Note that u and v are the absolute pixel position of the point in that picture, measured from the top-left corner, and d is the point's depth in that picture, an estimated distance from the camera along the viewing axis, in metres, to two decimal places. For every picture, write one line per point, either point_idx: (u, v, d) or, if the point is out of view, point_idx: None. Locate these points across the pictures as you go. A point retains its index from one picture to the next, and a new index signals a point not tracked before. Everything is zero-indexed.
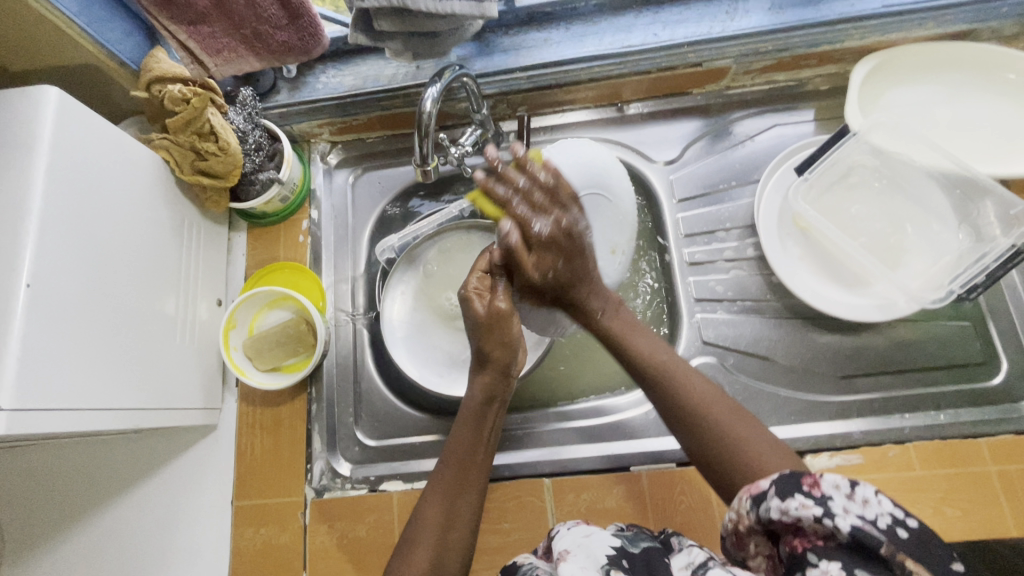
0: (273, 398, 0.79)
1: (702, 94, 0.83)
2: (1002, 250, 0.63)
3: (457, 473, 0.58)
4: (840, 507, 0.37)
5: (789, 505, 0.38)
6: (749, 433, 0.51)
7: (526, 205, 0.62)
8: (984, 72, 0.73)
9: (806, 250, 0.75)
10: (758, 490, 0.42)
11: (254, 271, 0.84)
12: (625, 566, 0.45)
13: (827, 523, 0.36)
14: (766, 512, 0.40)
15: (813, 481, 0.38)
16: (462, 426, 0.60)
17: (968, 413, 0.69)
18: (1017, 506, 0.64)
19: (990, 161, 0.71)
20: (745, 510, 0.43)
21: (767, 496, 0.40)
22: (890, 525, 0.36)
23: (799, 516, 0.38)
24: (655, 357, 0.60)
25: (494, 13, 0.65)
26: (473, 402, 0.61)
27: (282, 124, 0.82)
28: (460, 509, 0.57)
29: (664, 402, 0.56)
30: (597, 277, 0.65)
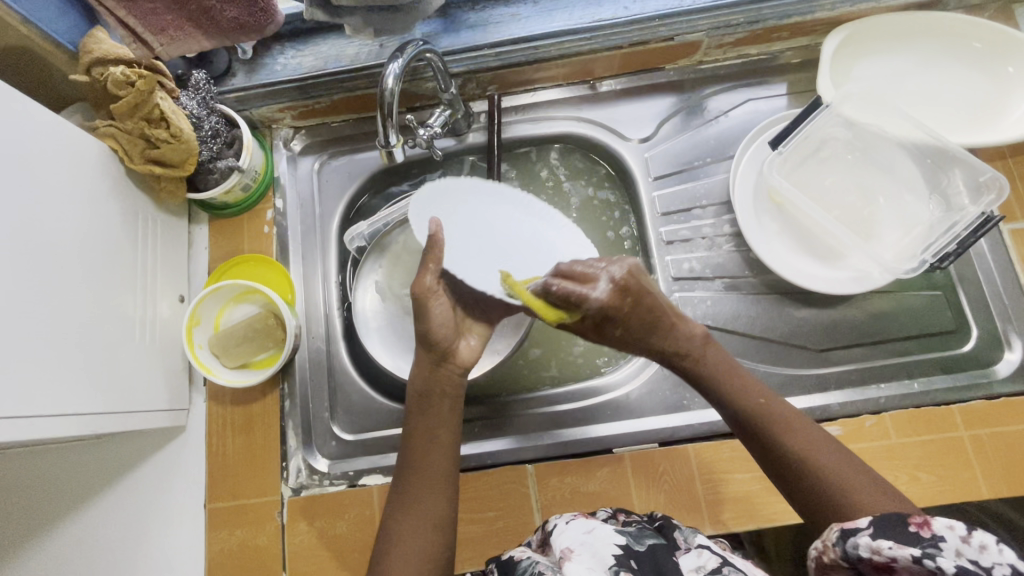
0: (243, 396, 0.75)
1: (674, 70, 0.82)
2: (971, 219, 0.64)
3: (420, 474, 0.57)
4: (948, 551, 0.36)
5: (883, 544, 0.39)
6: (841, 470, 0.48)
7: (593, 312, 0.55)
8: (952, 42, 0.73)
9: (782, 225, 0.75)
10: (850, 524, 0.41)
11: (219, 265, 0.80)
12: (631, 567, 0.47)
13: (928, 563, 0.36)
14: (855, 548, 0.40)
15: (920, 523, 0.38)
16: (414, 413, 0.60)
17: (939, 380, 0.70)
18: (992, 469, 0.65)
19: (957, 132, 0.71)
20: (831, 542, 0.42)
21: (859, 531, 0.40)
22: None
23: (895, 556, 0.38)
24: (733, 378, 0.57)
25: None
26: (414, 391, 0.60)
27: (241, 109, 0.78)
28: (426, 505, 0.56)
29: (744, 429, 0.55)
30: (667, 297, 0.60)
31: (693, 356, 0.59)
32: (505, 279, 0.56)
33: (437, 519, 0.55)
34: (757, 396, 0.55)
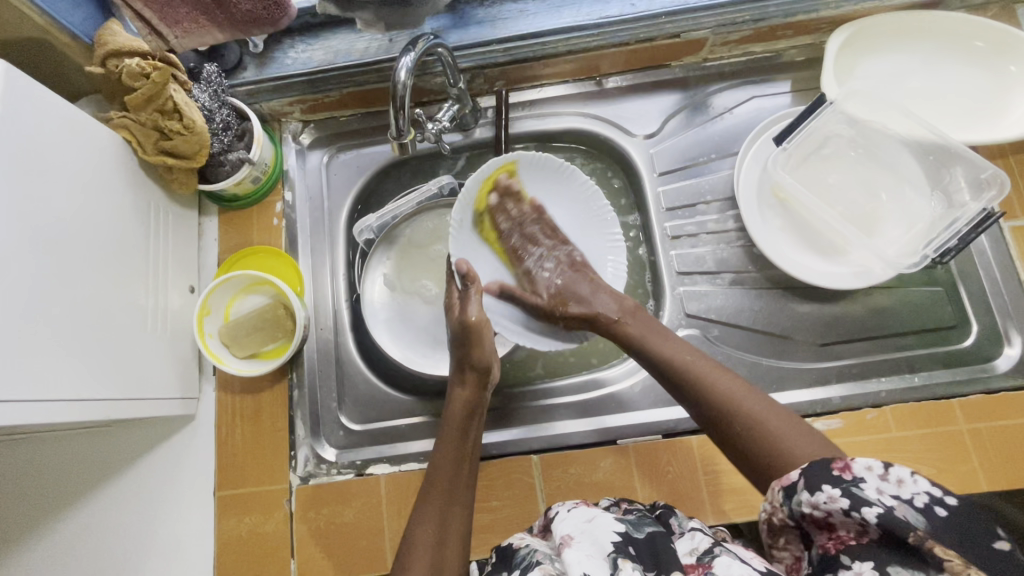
0: (253, 386, 0.76)
1: (680, 67, 0.83)
2: (973, 215, 0.65)
3: (446, 486, 0.60)
4: (871, 492, 0.40)
5: (819, 498, 0.41)
6: (774, 424, 0.53)
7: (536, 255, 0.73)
8: (955, 41, 0.74)
9: (785, 220, 0.76)
10: (790, 482, 0.45)
11: (228, 257, 0.81)
12: (632, 555, 0.48)
13: (856, 514, 0.39)
14: (799, 505, 0.43)
15: (843, 466, 0.42)
16: (446, 436, 0.63)
17: (939, 374, 0.71)
18: (991, 461, 0.66)
19: (959, 129, 0.72)
20: (778, 502, 0.46)
21: (799, 490, 0.43)
22: (924, 505, 0.38)
23: (829, 509, 0.41)
24: (677, 357, 0.62)
25: None
26: (455, 414, 0.64)
27: (251, 102, 0.79)
28: (453, 520, 0.58)
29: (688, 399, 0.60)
30: (603, 290, 0.69)
31: (622, 324, 0.67)
32: (512, 166, 0.70)
33: (462, 533, 0.57)
34: (680, 354, 0.62)
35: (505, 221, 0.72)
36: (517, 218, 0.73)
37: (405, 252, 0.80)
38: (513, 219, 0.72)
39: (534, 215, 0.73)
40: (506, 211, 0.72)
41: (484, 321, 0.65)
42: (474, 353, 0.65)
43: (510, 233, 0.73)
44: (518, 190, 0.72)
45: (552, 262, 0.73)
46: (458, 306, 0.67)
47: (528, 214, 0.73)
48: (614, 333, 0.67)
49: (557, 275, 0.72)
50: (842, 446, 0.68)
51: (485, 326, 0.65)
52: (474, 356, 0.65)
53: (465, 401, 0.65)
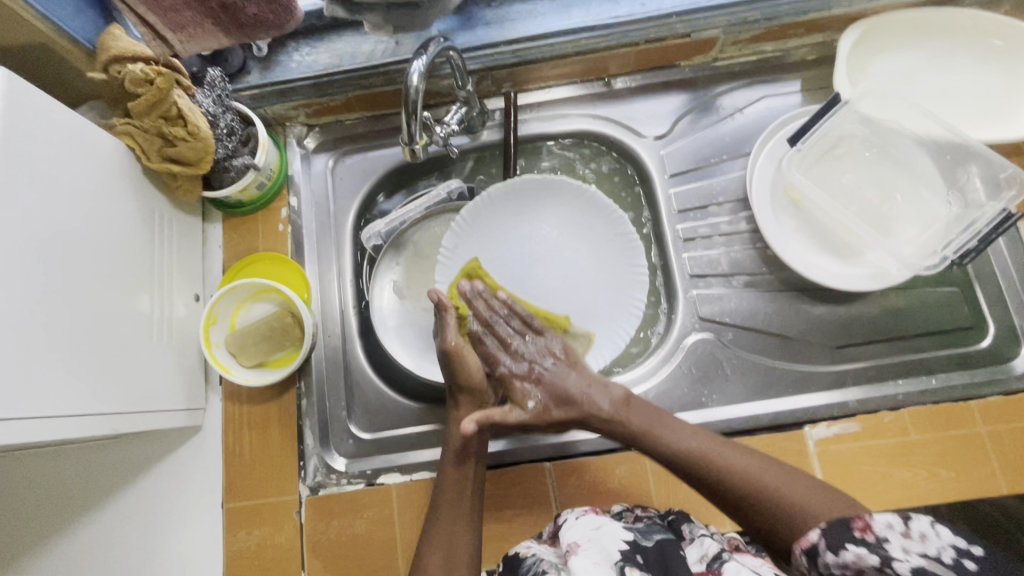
0: (260, 395, 0.75)
1: (689, 66, 0.82)
2: (993, 215, 0.63)
3: (452, 507, 0.61)
4: (896, 550, 0.40)
5: (845, 557, 0.42)
6: (799, 497, 0.52)
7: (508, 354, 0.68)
8: (969, 38, 0.73)
9: (799, 221, 0.75)
10: (811, 544, 0.46)
11: (233, 263, 0.80)
12: (639, 562, 0.50)
13: (887, 570, 0.40)
14: (825, 565, 0.44)
15: (863, 524, 0.42)
16: (447, 459, 0.64)
17: (958, 376, 0.70)
18: (1010, 464, 0.66)
19: (975, 127, 0.71)
20: (804, 566, 0.47)
21: (822, 550, 0.44)
22: (952, 559, 0.38)
23: (858, 564, 0.41)
24: (684, 448, 0.59)
25: None
26: (455, 437, 0.65)
27: (254, 107, 0.78)
28: (458, 539, 0.59)
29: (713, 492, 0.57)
30: (586, 373, 0.66)
31: (619, 420, 0.63)
32: (475, 269, 0.71)
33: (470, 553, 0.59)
34: (685, 442, 0.59)
35: (475, 320, 0.69)
36: (486, 316, 0.69)
37: (414, 256, 0.78)
38: (484, 317, 0.69)
39: (508, 311, 0.69)
40: (482, 303, 0.69)
41: (463, 346, 0.66)
42: (461, 375, 0.66)
43: (485, 335, 0.68)
44: (485, 289, 0.70)
45: (523, 382, 0.66)
46: (440, 335, 0.67)
47: (502, 311, 0.69)
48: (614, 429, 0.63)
49: (530, 372, 0.67)
50: (860, 450, 0.67)
51: (464, 348, 0.66)
52: (460, 379, 0.66)
53: (466, 420, 0.65)
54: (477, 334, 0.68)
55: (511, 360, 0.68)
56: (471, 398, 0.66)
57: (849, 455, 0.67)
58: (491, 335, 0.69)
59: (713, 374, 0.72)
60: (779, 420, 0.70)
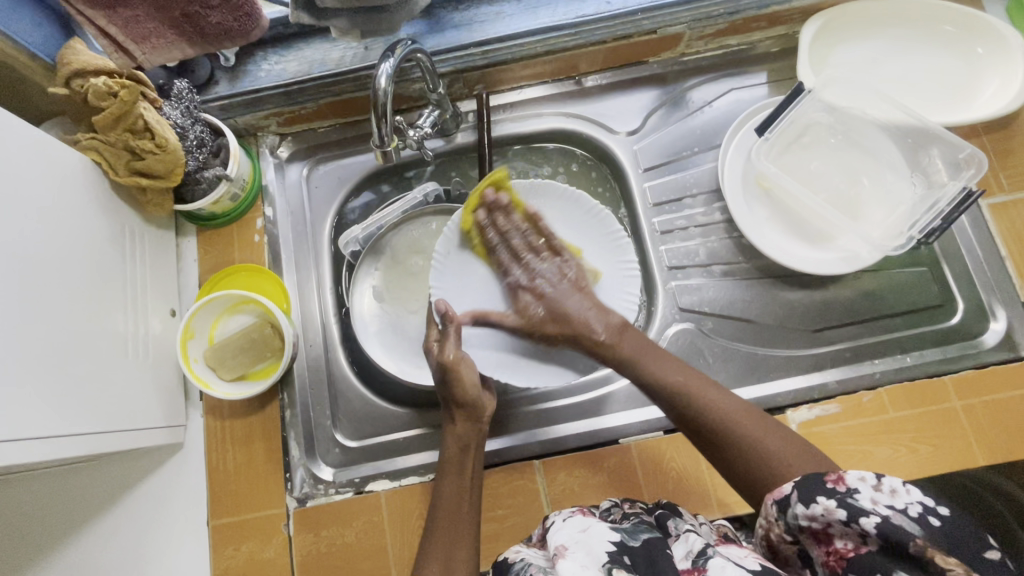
0: (243, 409, 0.74)
1: (658, 63, 0.83)
2: (955, 195, 0.65)
3: (449, 528, 0.57)
4: (866, 502, 0.40)
5: (815, 510, 0.41)
6: (776, 446, 0.51)
7: (518, 250, 0.69)
8: (924, 25, 0.75)
9: (771, 209, 0.76)
10: (782, 495, 0.45)
11: (210, 276, 0.79)
12: (627, 563, 0.48)
13: (856, 525, 0.40)
14: (794, 518, 0.43)
15: (836, 477, 0.42)
16: (445, 476, 0.61)
17: (931, 353, 0.72)
18: (985, 436, 0.67)
19: (935, 112, 0.73)
20: (773, 517, 0.46)
21: (792, 502, 0.43)
22: (919, 514, 0.38)
23: (828, 520, 0.41)
24: (670, 381, 0.60)
25: None
26: (450, 451, 0.62)
27: (225, 117, 0.77)
28: (458, 557, 0.54)
29: (685, 421, 0.57)
30: (590, 309, 0.66)
31: (612, 346, 0.64)
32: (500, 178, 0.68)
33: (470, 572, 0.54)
34: (674, 378, 0.60)
35: (493, 234, 0.69)
36: (506, 231, 0.69)
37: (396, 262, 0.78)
38: (504, 231, 0.69)
39: (523, 228, 0.69)
40: (494, 224, 0.69)
41: (462, 360, 0.63)
42: (457, 391, 0.62)
43: (498, 242, 0.69)
44: (507, 204, 0.68)
45: (528, 294, 0.68)
46: (437, 349, 0.65)
47: (517, 228, 0.69)
48: (602, 355, 0.65)
49: (550, 269, 0.69)
50: (842, 430, 0.69)
51: (463, 361, 0.63)
52: (459, 393, 0.62)
53: (463, 436, 0.62)
54: (489, 239, 0.69)
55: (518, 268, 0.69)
56: (464, 411, 0.63)
57: (831, 435, 0.69)
58: (506, 244, 0.69)
59: (695, 363, 0.73)
60: (761, 406, 0.71)
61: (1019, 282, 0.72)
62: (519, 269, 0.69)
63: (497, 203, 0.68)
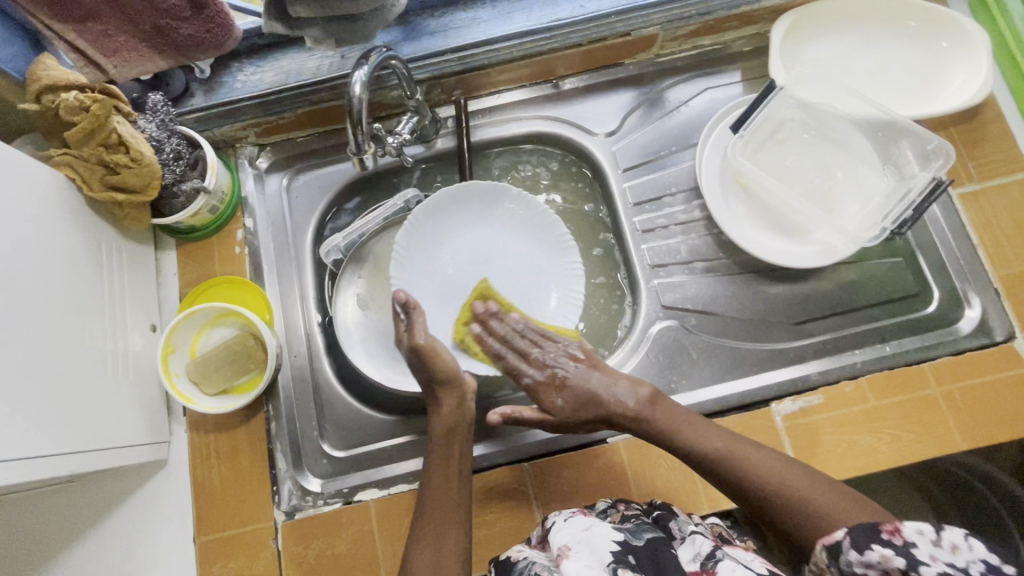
0: (227, 422, 0.73)
1: (634, 64, 0.84)
2: (924, 185, 0.67)
3: (437, 516, 0.59)
4: (925, 557, 0.40)
5: (870, 557, 0.42)
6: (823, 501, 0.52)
7: (521, 355, 0.70)
8: (889, 21, 0.77)
9: (748, 206, 0.77)
10: (834, 542, 0.47)
11: (190, 290, 0.78)
12: (630, 563, 0.50)
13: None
14: (848, 565, 0.45)
15: (893, 528, 0.42)
16: (432, 464, 0.62)
17: (909, 341, 0.73)
18: (965, 421, 0.68)
19: (903, 105, 0.75)
20: (824, 563, 0.48)
21: (846, 549, 0.45)
22: (982, 574, 0.38)
23: (883, 569, 0.42)
24: (708, 448, 0.60)
25: None
26: (438, 433, 0.64)
27: (201, 129, 0.77)
28: (447, 541, 0.57)
29: (729, 488, 0.58)
30: (614, 379, 0.66)
31: (645, 417, 0.64)
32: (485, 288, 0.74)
33: (459, 556, 0.56)
34: (711, 443, 0.60)
35: (495, 342, 0.71)
36: (503, 335, 0.71)
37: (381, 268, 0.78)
38: (501, 336, 0.71)
39: (523, 325, 0.71)
40: (490, 331, 0.72)
41: (434, 340, 0.66)
42: (434, 372, 0.65)
43: (503, 349, 0.71)
44: (498, 310, 0.73)
45: (548, 389, 0.68)
46: (407, 335, 0.66)
47: (517, 327, 0.71)
48: (641, 428, 0.64)
49: (561, 354, 0.69)
50: (826, 421, 0.70)
51: (437, 347, 0.65)
52: (438, 373, 0.65)
53: (448, 422, 0.64)
54: (490, 346, 0.71)
55: (528, 367, 0.70)
56: (448, 391, 0.65)
57: (815, 426, 0.69)
58: (510, 348, 0.71)
59: (680, 360, 0.74)
60: (746, 400, 0.72)
61: (991, 269, 0.73)
62: (532, 370, 0.69)
63: (491, 318, 0.72)
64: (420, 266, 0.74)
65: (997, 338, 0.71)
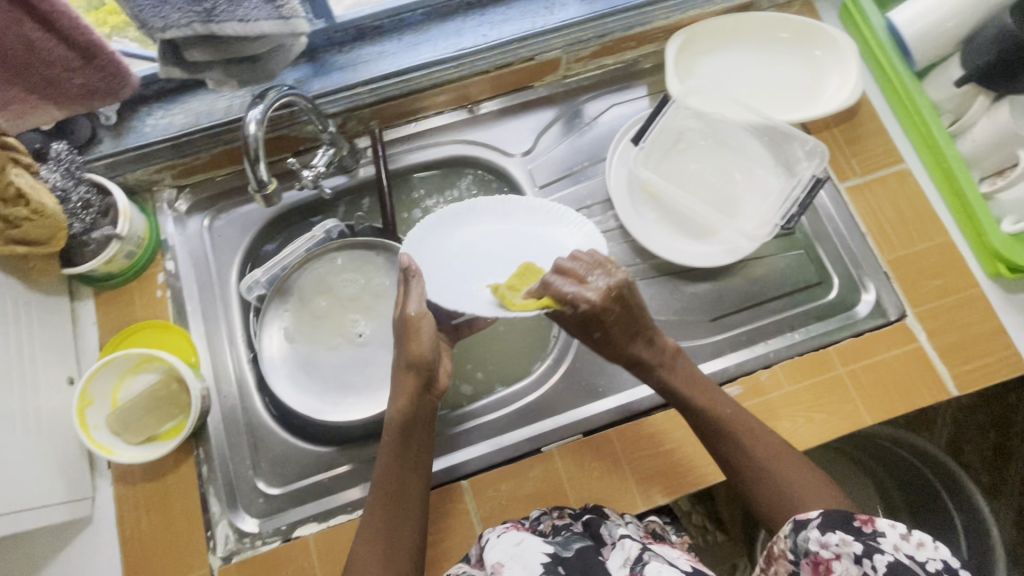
0: (154, 470, 0.72)
1: (544, 86, 0.88)
2: (806, 182, 0.75)
3: (392, 508, 0.59)
4: (888, 546, 0.43)
5: (831, 539, 0.46)
6: (798, 479, 0.57)
7: (569, 283, 0.57)
8: (769, 34, 0.84)
9: (659, 212, 0.81)
10: (802, 517, 0.49)
11: (110, 338, 0.76)
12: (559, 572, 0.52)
13: (868, 561, 0.43)
14: (805, 542, 0.48)
15: (866, 519, 0.45)
16: (386, 454, 0.61)
17: (816, 328, 0.78)
18: (869, 399, 0.73)
19: (788, 110, 0.81)
20: (784, 534, 0.50)
21: (809, 527, 0.48)
22: (937, 569, 0.42)
23: (840, 551, 0.45)
24: (717, 412, 0.62)
25: (307, 28, 0.60)
26: (394, 423, 0.61)
27: (113, 175, 0.76)
28: (400, 537, 0.58)
29: (721, 450, 0.61)
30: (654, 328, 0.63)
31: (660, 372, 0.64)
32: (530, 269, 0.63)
33: (411, 552, 0.58)
34: (719, 408, 0.63)
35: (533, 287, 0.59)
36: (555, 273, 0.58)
37: (309, 299, 0.77)
38: (551, 276, 0.58)
39: (577, 257, 0.59)
40: (541, 283, 0.58)
41: (423, 314, 0.61)
42: (412, 354, 0.61)
43: (554, 284, 0.57)
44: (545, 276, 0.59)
45: (598, 301, 0.56)
46: (400, 302, 0.62)
47: (573, 262, 0.59)
48: (651, 381, 0.65)
49: (603, 274, 0.58)
50: None
51: (423, 323, 0.61)
52: (411, 353, 0.61)
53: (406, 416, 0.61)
54: (540, 288, 0.57)
55: (584, 289, 0.56)
56: (417, 371, 0.61)
57: None
58: (559, 280, 0.57)
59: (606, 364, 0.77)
60: None
61: (880, 255, 0.79)
62: (585, 291, 0.56)
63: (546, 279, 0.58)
64: (428, 253, 0.66)
65: (892, 317, 0.77)
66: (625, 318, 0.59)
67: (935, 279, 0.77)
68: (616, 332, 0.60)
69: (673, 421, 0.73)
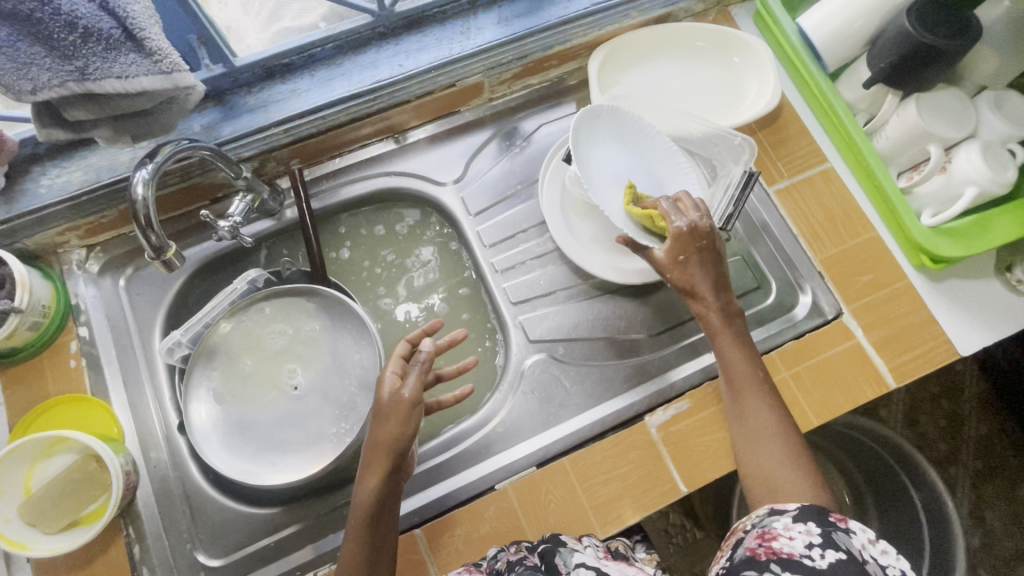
0: (79, 557, 0.66)
1: (469, 110, 0.86)
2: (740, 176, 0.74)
3: None
4: (855, 542, 0.47)
5: (797, 525, 0.50)
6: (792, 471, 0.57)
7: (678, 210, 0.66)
8: (687, 45, 0.85)
9: (595, 230, 0.81)
10: (782, 506, 0.53)
11: (18, 421, 0.70)
12: None
13: (821, 546, 0.47)
14: (772, 520, 0.52)
15: (842, 519, 0.49)
16: (349, 538, 0.56)
17: (757, 333, 0.78)
18: (814, 401, 0.74)
19: (711, 118, 0.82)
20: (758, 514, 0.54)
21: (786, 512, 0.52)
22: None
23: (796, 535, 0.49)
24: (746, 379, 0.63)
25: (194, 80, 0.56)
26: (360, 505, 0.56)
27: (9, 242, 0.71)
28: None
29: (738, 418, 0.63)
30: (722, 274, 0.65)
31: (710, 321, 0.65)
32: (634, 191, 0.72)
33: None
34: (750, 374, 0.63)
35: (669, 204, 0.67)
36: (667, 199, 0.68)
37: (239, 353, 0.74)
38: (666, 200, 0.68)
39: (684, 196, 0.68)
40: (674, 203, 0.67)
41: (415, 407, 0.58)
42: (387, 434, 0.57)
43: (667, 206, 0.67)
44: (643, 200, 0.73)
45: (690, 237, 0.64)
46: (395, 380, 0.59)
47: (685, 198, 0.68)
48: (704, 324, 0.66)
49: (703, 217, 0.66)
50: (693, 424, 0.72)
51: (400, 404, 0.57)
52: (383, 437, 0.57)
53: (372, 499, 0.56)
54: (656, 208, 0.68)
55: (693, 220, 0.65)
56: (404, 440, 0.57)
57: (686, 432, 0.72)
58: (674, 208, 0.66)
59: (554, 390, 0.76)
60: (621, 418, 0.74)
61: (813, 255, 0.80)
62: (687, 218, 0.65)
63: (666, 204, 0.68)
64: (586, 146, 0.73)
65: (829, 315, 0.78)
66: (705, 262, 0.65)
67: (866, 275, 0.79)
68: (700, 266, 0.64)
69: (626, 441, 0.72)
